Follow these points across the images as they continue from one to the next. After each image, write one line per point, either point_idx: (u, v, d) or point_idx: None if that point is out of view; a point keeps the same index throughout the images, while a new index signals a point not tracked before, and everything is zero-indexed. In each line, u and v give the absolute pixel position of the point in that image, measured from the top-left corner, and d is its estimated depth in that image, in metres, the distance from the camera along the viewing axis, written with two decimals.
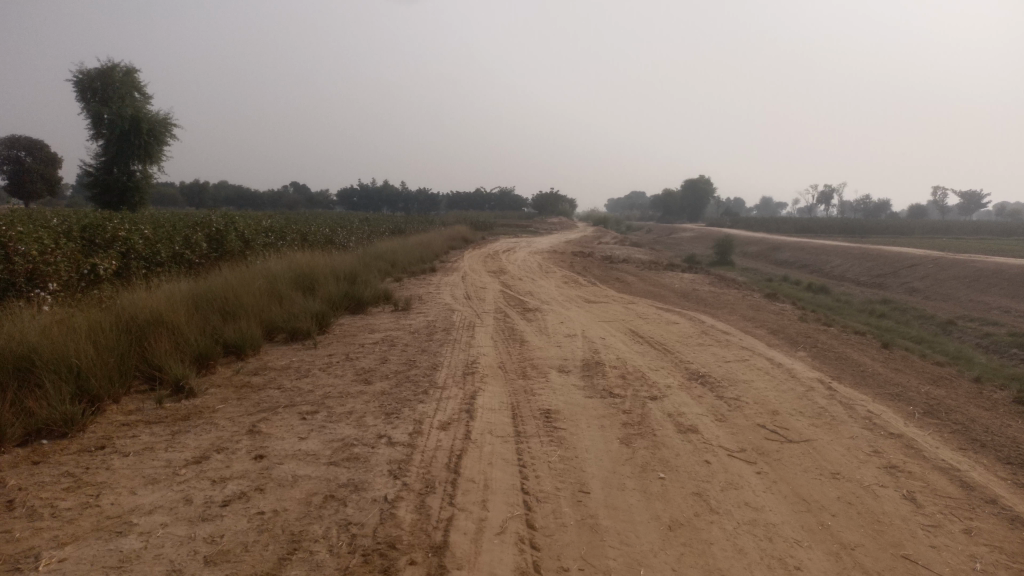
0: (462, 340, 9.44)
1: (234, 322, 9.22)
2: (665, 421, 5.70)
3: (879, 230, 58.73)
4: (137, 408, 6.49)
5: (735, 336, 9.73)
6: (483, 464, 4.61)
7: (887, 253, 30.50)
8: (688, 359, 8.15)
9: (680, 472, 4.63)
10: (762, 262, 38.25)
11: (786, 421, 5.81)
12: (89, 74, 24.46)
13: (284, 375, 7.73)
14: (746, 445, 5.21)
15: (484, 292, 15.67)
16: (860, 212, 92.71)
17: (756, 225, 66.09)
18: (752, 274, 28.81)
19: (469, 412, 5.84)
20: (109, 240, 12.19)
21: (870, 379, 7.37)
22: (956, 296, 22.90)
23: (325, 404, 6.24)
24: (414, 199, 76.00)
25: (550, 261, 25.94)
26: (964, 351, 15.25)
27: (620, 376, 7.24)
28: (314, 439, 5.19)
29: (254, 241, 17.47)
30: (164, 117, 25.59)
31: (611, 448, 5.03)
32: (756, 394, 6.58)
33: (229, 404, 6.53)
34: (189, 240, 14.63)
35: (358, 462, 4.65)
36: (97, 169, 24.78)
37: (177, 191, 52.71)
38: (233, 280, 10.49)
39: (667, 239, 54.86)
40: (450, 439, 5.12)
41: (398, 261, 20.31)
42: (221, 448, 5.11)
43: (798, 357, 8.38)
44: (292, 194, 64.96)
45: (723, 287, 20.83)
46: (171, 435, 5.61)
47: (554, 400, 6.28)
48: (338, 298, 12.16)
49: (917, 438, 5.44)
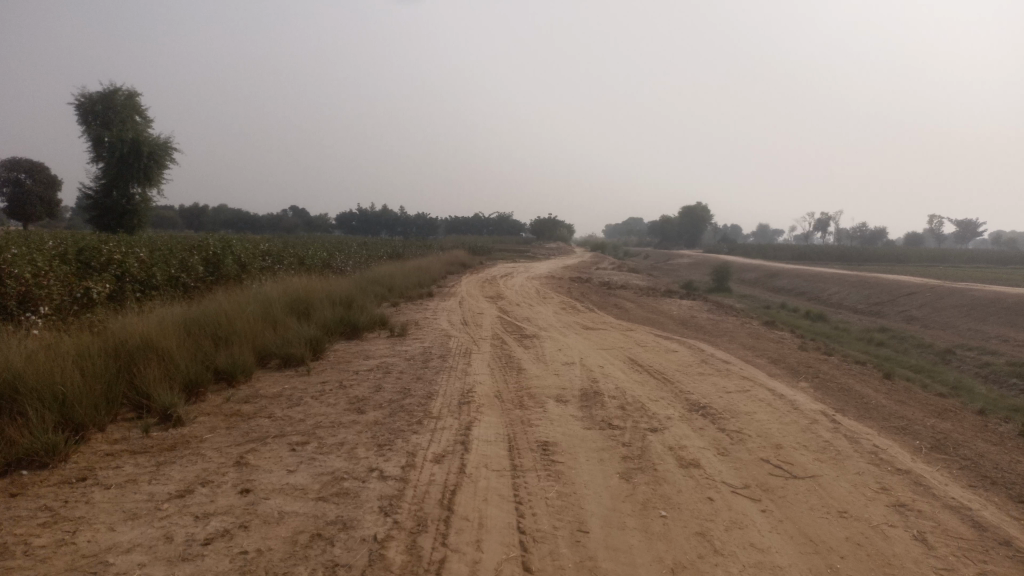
0: (458, 368, 9.27)
1: (226, 347, 9.07)
2: (665, 454, 5.53)
3: (875, 258, 58.83)
4: (123, 437, 6.32)
5: (735, 366, 9.56)
6: (478, 501, 4.44)
7: (884, 282, 30.42)
8: (688, 389, 7.98)
9: (682, 510, 4.45)
10: (760, 289, 38.15)
11: (790, 456, 5.64)
12: (91, 97, 24.52)
13: (275, 403, 7.56)
14: (750, 480, 5.04)
15: (481, 318, 15.52)
16: (857, 239, 92.94)
17: (753, 251, 66.11)
18: (750, 302, 28.76)
19: (464, 444, 5.67)
20: (104, 263, 12.07)
21: (874, 411, 7.21)
22: (954, 324, 22.78)
23: (316, 435, 6.06)
24: (412, 223, 76.15)
25: (548, 286, 25.81)
26: (964, 382, 15.10)
27: (619, 406, 7.07)
28: (303, 473, 5.02)
29: (251, 265, 17.35)
30: (164, 140, 25.58)
31: (610, 483, 4.86)
32: (759, 427, 6.41)
33: (217, 434, 6.36)
34: (185, 263, 14.50)
35: (348, 497, 4.48)
36: (95, 192, 24.72)
37: (175, 213, 52.81)
38: (227, 304, 10.35)
39: (664, 265, 54.90)
40: (444, 473, 4.95)
41: (396, 285, 20.20)
42: (206, 481, 4.93)
43: (799, 387, 8.22)
44: (290, 218, 65.10)
45: (721, 314, 20.71)
46: (156, 466, 5.44)
47: (551, 432, 6.11)
48: (334, 323, 12.02)
49: (925, 475, 5.28)
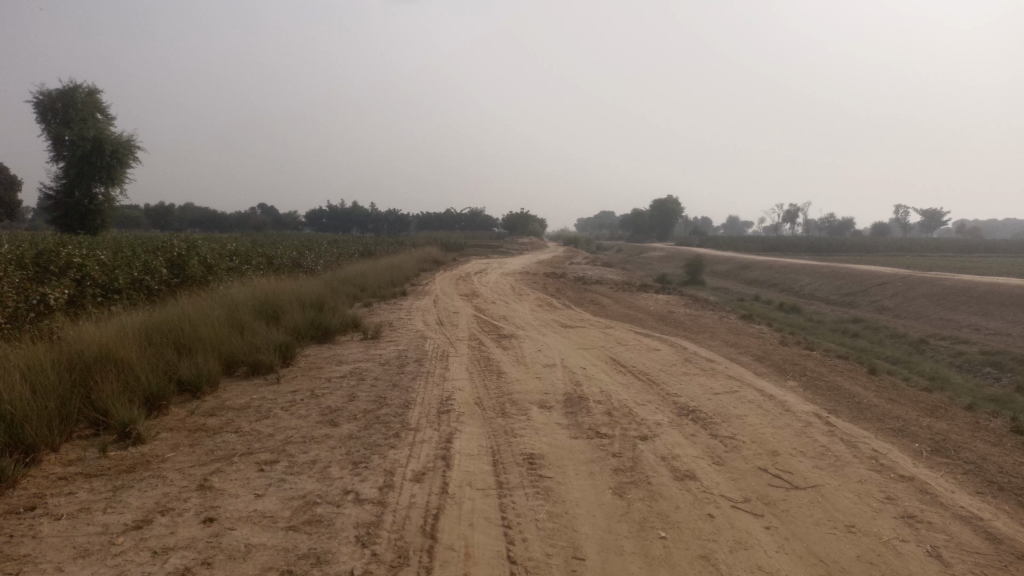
0: (435, 373, 8.91)
1: (191, 356, 8.62)
2: (659, 466, 5.24)
3: (842, 248, 59.34)
4: (77, 458, 5.88)
5: (720, 365, 9.31)
6: (463, 526, 4.11)
7: (855, 272, 30.52)
8: (675, 391, 7.70)
9: (683, 531, 4.17)
10: (732, 282, 38.17)
11: (789, 463, 5.38)
12: (50, 95, 23.65)
13: (243, 416, 7.14)
14: (750, 493, 4.77)
15: (457, 317, 15.16)
16: (824, 229, 93.90)
17: (724, 244, 66.26)
18: (724, 294, 28.73)
19: (445, 459, 5.33)
20: (63, 267, 11.51)
21: (868, 411, 6.99)
22: (925, 313, 22.88)
23: (286, 452, 5.67)
24: (383, 220, 75.47)
25: (523, 283, 25.47)
26: (941, 372, 15.05)
27: (606, 412, 6.77)
28: (272, 497, 4.64)
29: (218, 266, 16.80)
30: (127, 138, 24.81)
31: (603, 501, 4.56)
32: (753, 432, 6.14)
33: (181, 452, 5.95)
34: (149, 266, 13.95)
35: (321, 526, 4.12)
36: (57, 192, 23.92)
37: (141, 213, 51.77)
38: (191, 310, 9.88)
39: (637, 259, 54.81)
40: (425, 494, 4.60)
41: (368, 285, 19.74)
42: (167, 510, 4.53)
43: (789, 387, 7.99)
44: (259, 217, 64.14)
45: (698, 308, 20.56)
46: (112, 492, 5.02)
47: (537, 443, 5.78)
48: (304, 327, 11.60)
49: (930, 482, 5.05)
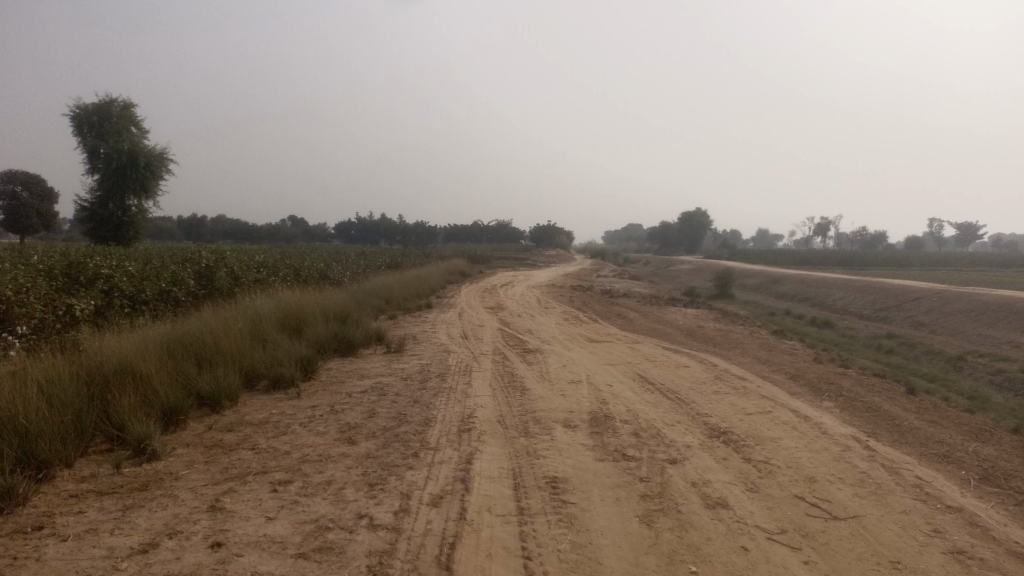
0: (458, 389, 8.70)
1: (211, 370, 8.51)
2: (689, 492, 4.97)
3: (875, 262, 58.35)
4: (91, 475, 5.76)
5: (752, 383, 8.99)
6: (481, 557, 3.89)
7: (889, 286, 29.85)
8: (706, 411, 7.41)
9: (715, 565, 3.91)
10: (762, 296, 37.55)
11: (827, 491, 5.09)
12: (86, 108, 23.97)
13: (261, 431, 6.99)
14: (787, 524, 4.48)
15: (482, 331, 14.95)
16: (856, 243, 92.48)
17: (753, 257, 65.40)
18: (753, 308, 28.27)
19: (465, 482, 5.12)
20: (91, 278, 11.53)
21: (910, 435, 6.65)
22: (962, 329, 22.23)
23: (302, 472, 5.50)
24: (411, 232, 75.71)
25: (549, 296, 25.24)
26: (981, 391, 14.52)
27: (633, 433, 6.51)
28: (283, 521, 4.45)
29: (245, 278, 16.79)
30: (160, 151, 25.10)
31: (629, 530, 4.31)
32: (788, 456, 5.85)
33: (195, 470, 5.80)
34: (177, 277, 13.95)
35: (333, 553, 3.93)
36: (92, 204, 24.21)
37: (174, 225, 52.45)
38: (213, 322, 9.80)
39: (665, 271, 54.28)
40: (442, 520, 4.39)
41: (394, 297, 19.63)
42: (175, 532, 4.37)
43: (824, 408, 7.66)
44: (289, 229, 64.70)
45: (727, 322, 20.17)
46: (122, 512, 4.87)
47: (560, 465, 5.54)
48: (328, 340, 11.47)
49: (980, 514, 4.74)
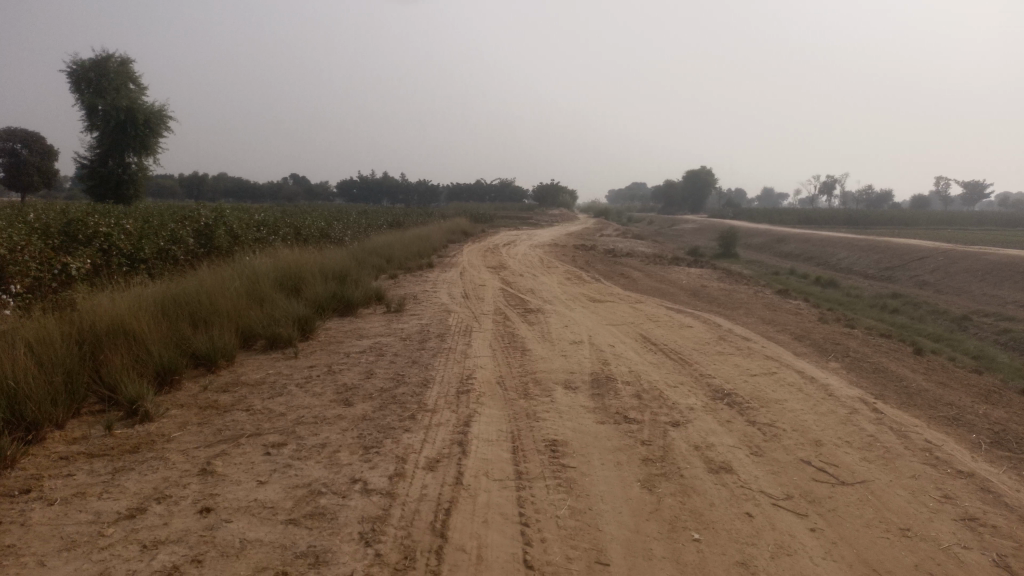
0: (457, 349, 8.56)
1: (206, 330, 8.37)
2: (691, 456, 4.84)
3: (880, 221, 57.90)
4: (83, 437, 5.65)
5: (757, 344, 8.84)
6: (477, 524, 3.77)
7: (895, 245, 29.55)
8: (710, 372, 7.27)
9: (719, 532, 3.78)
10: (766, 255, 37.25)
11: (834, 455, 4.95)
12: (83, 64, 23.44)
13: (256, 392, 6.87)
14: (793, 489, 4.36)
15: (483, 290, 14.79)
16: (862, 202, 91.71)
17: (758, 216, 64.92)
18: (757, 267, 28.06)
19: (462, 445, 4.99)
20: (89, 237, 11.33)
21: (918, 397, 6.52)
22: (967, 289, 22.01)
23: (296, 434, 5.38)
24: (414, 190, 75.17)
25: (552, 255, 25.03)
26: (986, 351, 14.37)
27: (635, 395, 6.38)
28: (275, 485, 4.34)
29: (245, 237, 16.59)
30: (159, 108, 24.66)
31: (630, 496, 4.19)
32: (793, 419, 5.71)
33: (188, 432, 5.69)
34: (176, 235, 13.75)
35: (324, 519, 3.81)
36: (91, 162, 23.87)
37: (175, 182, 52.03)
38: (210, 281, 9.63)
39: (669, 230, 53.93)
40: (438, 485, 4.26)
41: (395, 256, 19.44)
42: (164, 497, 4.26)
43: (831, 369, 7.52)
44: (292, 187, 64.29)
45: (731, 282, 19.97)
46: (112, 475, 4.76)
47: (561, 428, 5.42)
48: (326, 300, 11.32)
49: (992, 479, 4.61)
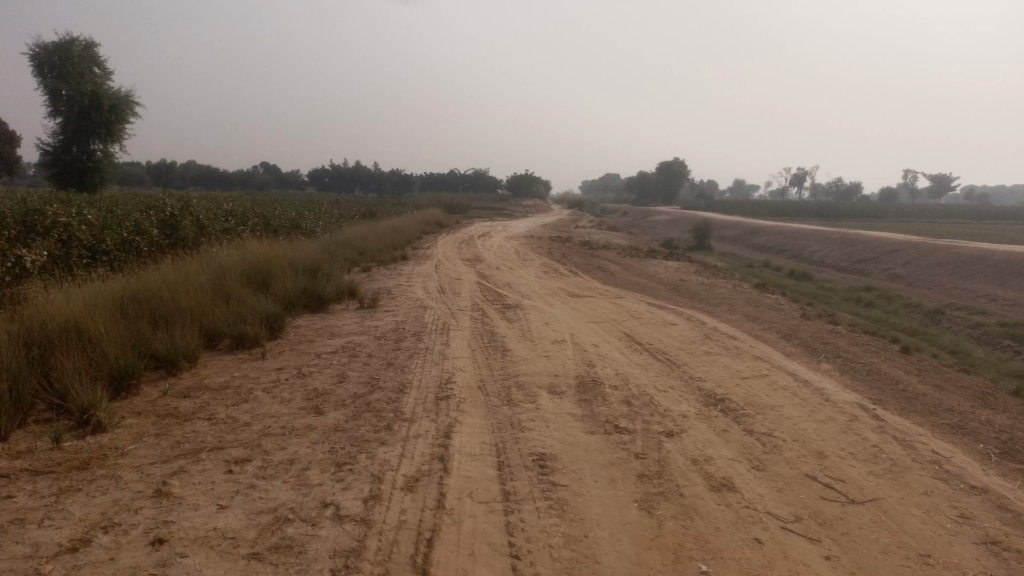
0: (435, 349, 8.17)
1: (167, 329, 7.86)
2: (690, 471, 4.51)
3: (849, 214, 58.30)
4: (28, 451, 5.16)
5: (744, 343, 8.56)
6: (463, 558, 3.40)
7: (867, 238, 29.60)
8: (699, 375, 6.96)
9: (728, 563, 3.45)
10: (739, 247, 37.22)
11: (840, 469, 4.66)
12: (46, 48, 22.48)
13: (220, 398, 6.43)
14: (801, 510, 4.05)
15: (459, 285, 14.38)
16: (832, 194, 92.50)
17: (729, 208, 65.00)
18: (731, 260, 27.88)
19: (443, 460, 4.61)
20: (47, 227, 10.71)
21: (917, 402, 6.26)
22: (938, 282, 22.05)
23: (262, 448, 4.96)
24: (386, 180, 74.37)
25: (528, 247, 24.67)
26: (962, 346, 14.28)
27: (625, 400, 6.04)
28: (237, 510, 3.93)
29: (212, 228, 15.98)
30: (125, 93, 23.76)
31: (628, 520, 3.84)
32: (792, 428, 5.41)
33: (144, 445, 5.24)
34: (140, 226, 13.13)
35: (292, 552, 3.42)
36: (54, 148, 22.94)
37: (142, 170, 51.03)
38: (172, 275, 9.10)
39: (643, 222, 53.78)
40: (418, 510, 3.88)
41: (368, 248, 18.93)
42: (114, 524, 3.83)
43: (824, 371, 7.25)
44: (263, 176, 63.29)
45: (708, 275, 19.74)
46: (57, 497, 4.31)
47: (548, 439, 5.05)
48: (295, 296, 10.83)
49: (1008, 497, 4.34)
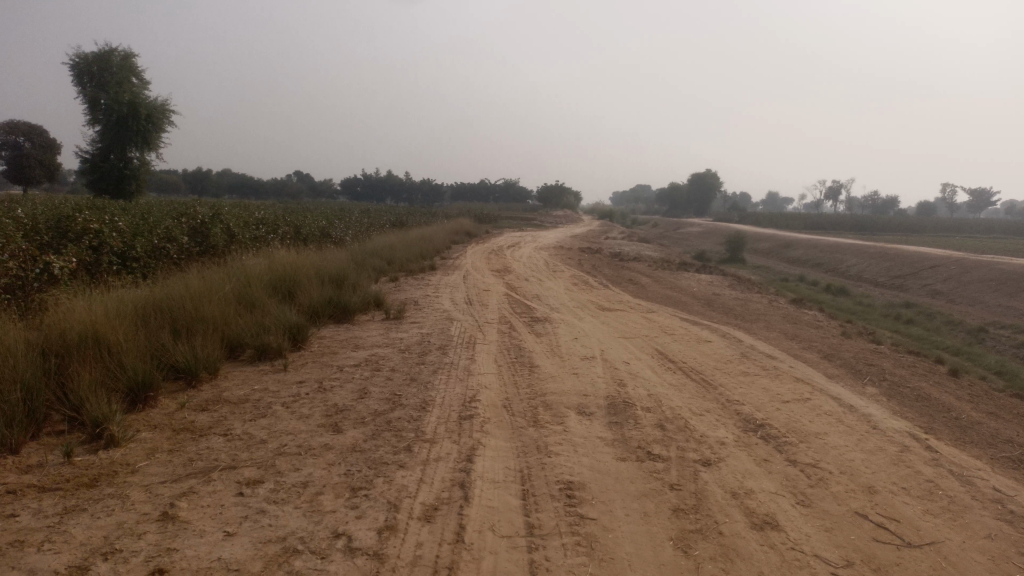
0: (460, 364, 7.91)
1: (189, 339, 7.71)
2: (730, 506, 4.18)
3: (886, 228, 57.15)
4: (37, 465, 4.98)
5: (783, 364, 8.16)
6: None
7: (906, 253, 28.80)
8: (737, 398, 6.60)
9: None
10: (773, 261, 36.52)
11: (893, 506, 4.30)
12: (87, 58, 22.81)
13: (238, 412, 6.22)
14: (853, 553, 3.70)
15: (487, 296, 14.11)
16: (868, 207, 90.87)
17: (763, 221, 64.11)
18: (766, 273, 27.25)
19: (464, 488, 4.34)
20: (78, 233, 10.67)
21: (973, 432, 5.85)
22: (981, 299, 21.30)
23: (276, 468, 4.73)
24: (418, 189, 74.63)
25: (558, 258, 24.38)
26: (1010, 367, 13.64)
27: (658, 425, 5.71)
28: (244, 540, 3.68)
29: (243, 236, 15.93)
30: (162, 102, 23.96)
31: (662, 561, 3.53)
32: (838, 458, 5.05)
33: (156, 462, 5.03)
34: (170, 233, 13.07)
35: None
36: (92, 156, 23.18)
37: (179, 178, 51.70)
38: (198, 284, 8.97)
39: (675, 234, 53.18)
40: (435, 544, 3.61)
41: (396, 258, 18.78)
42: (115, 551, 3.60)
43: (869, 395, 6.85)
44: (297, 185, 63.81)
45: (742, 289, 19.24)
46: (59, 518, 4.10)
47: (576, 466, 4.76)
48: (320, 307, 10.65)
49: None
